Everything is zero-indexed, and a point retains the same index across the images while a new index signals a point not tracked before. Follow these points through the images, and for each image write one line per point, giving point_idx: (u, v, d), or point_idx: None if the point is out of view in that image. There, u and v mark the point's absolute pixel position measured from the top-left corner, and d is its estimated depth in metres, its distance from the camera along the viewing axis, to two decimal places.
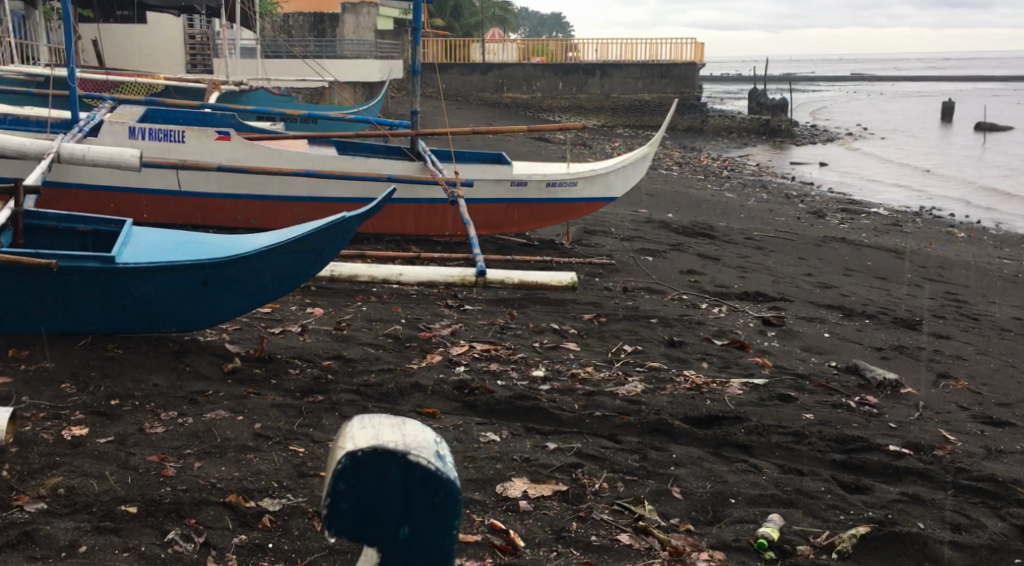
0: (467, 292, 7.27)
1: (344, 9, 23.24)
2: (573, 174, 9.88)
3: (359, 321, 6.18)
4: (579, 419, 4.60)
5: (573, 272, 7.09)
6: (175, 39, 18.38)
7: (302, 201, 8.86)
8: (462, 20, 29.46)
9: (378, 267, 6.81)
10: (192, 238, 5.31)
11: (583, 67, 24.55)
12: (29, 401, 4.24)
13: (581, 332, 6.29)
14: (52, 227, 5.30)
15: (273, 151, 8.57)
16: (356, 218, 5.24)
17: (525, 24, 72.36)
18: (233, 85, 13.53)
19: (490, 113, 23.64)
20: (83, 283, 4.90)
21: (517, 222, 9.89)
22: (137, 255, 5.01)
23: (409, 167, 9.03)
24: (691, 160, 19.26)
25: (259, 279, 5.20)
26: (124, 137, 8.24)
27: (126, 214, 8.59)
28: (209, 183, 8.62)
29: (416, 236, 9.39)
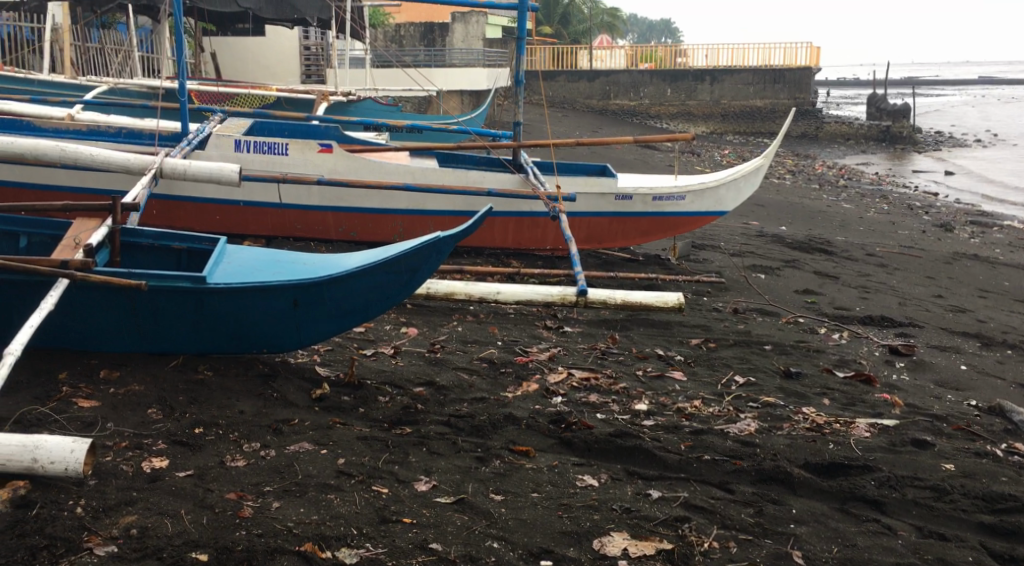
0: (568, 312, 6.95)
1: (453, 19, 23.29)
2: (682, 188, 9.45)
3: (454, 343, 5.92)
4: (686, 462, 4.24)
5: (680, 293, 6.67)
6: (289, 52, 18.76)
7: (402, 213, 8.71)
8: (571, 27, 29.26)
9: (474, 285, 6.57)
10: (284, 256, 5.11)
11: (693, 72, 24.01)
12: (113, 429, 4.11)
13: (688, 360, 5.89)
14: (150, 245, 5.11)
15: (375, 164, 8.41)
16: (452, 237, 4.97)
17: (633, 29, 71.68)
18: (341, 95, 13.59)
19: (597, 121, 23.33)
20: (175, 304, 4.73)
21: (621, 236, 9.51)
22: (228, 273, 4.83)
23: (510, 180, 8.75)
24: (805, 169, 18.47)
25: (351, 300, 4.98)
26: (229, 150, 8.20)
27: (229, 226, 8.59)
28: (311, 196, 8.53)
29: (516, 249, 9.12)
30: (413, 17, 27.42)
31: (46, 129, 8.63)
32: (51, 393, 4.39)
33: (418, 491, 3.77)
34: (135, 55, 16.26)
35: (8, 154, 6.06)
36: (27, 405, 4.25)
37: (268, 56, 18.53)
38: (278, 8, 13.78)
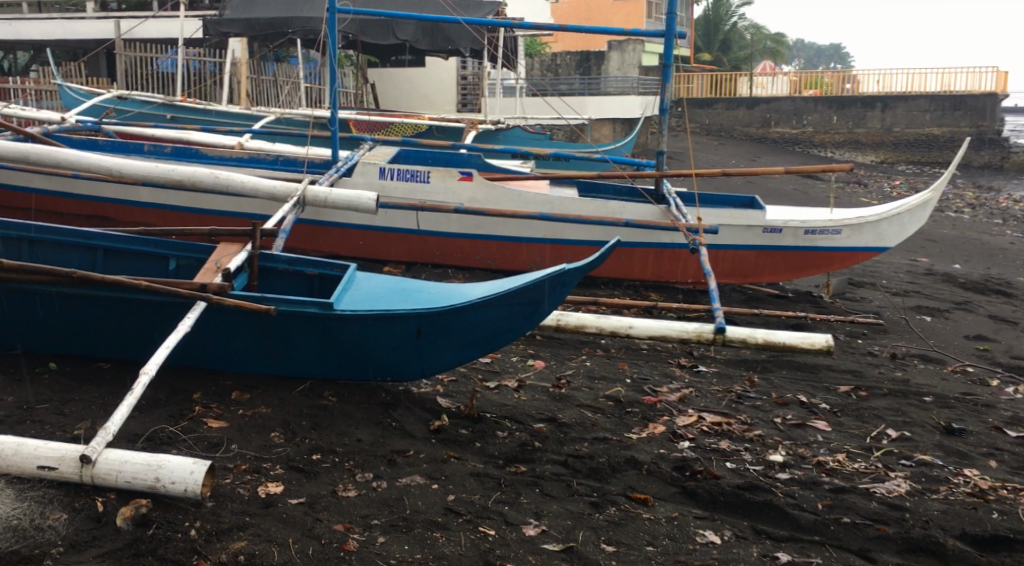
0: (706, 350, 6.65)
1: (610, 47, 23.21)
2: (837, 221, 8.95)
3: (581, 379, 5.76)
4: (822, 524, 3.97)
5: (829, 335, 6.26)
6: (447, 81, 19.15)
7: (539, 242, 8.66)
8: (731, 54, 28.65)
9: (607, 319, 6.40)
10: (411, 284, 5.11)
11: (862, 99, 22.86)
12: (236, 451, 4.13)
13: (832, 408, 5.50)
14: (284, 271, 5.14)
15: (514, 192, 8.40)
16: (578, 270, 4.85)
17: (799, 55, 69.45)
18: (490, 123, 13.72)
19: (756, 149, 22.65)
20: (303, 328, 4.78)
21: (767, 271, 9.09)
22: (355, 300, 4.87)
23: (649, 211, 8.56)
24: (984, 202, 17.19)
25: (475, 331, 4.93)
26: (374, 177, 8.39)
27: (372, 252, 8.74)
28: (450, 224, 8.60)
29: (656, 281, 8.90)
30: (569, 46, 27.51)
31: (208, 156, 9.04)
32: (184, 411, 4.43)
33: (526, 535, 3.67)
34: (302, 86, 16.99)
35: (165, 179, 6.34)
36: (159, 422, 4.30)
37: (426, 85, 18.99)
38: (432, 39, 13.99)
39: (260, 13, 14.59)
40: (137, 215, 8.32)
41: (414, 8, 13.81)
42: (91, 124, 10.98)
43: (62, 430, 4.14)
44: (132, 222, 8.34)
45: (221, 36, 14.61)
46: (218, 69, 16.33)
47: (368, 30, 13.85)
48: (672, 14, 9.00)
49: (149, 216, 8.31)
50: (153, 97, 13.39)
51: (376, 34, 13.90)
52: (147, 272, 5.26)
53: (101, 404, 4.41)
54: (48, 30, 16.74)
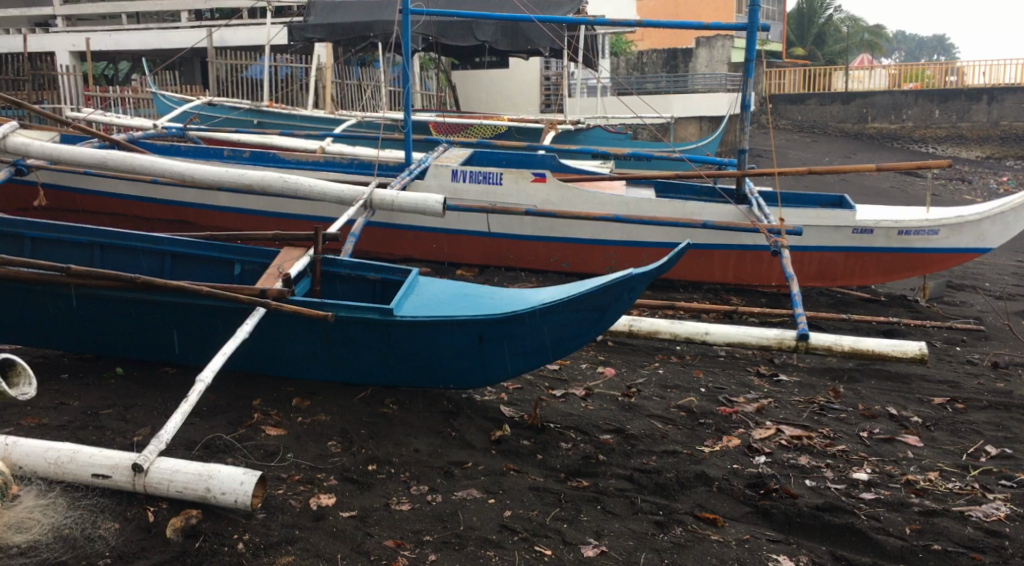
0: (789, 357, 6.35)
1: (698, 43, 22.72)
2: (934, 221, 8.56)
3: (652, 388, 5.53)
4: (909, 551, 3.69)
5: (922, 343, 5.91)
6: (530, 81, 18.90)
7: (615, 244, 8.48)
8: (826, 47, 27.77)
9: (681, 325, 6.17)
10: (473, 290, 4.97)
11: (966, 91, 21.83)
12: (291, 460, 4.05)
13: (925, 422, 5.16)
14: (347, 276, 5.06)
15: (588, 194, 8.21)
16: (645, 275, 4.64)
17: (898, 48, 66.90)
18: (570, 124, 13.57)
19: (851, 146, 21.89)
20: (363, 334, 4.67)
21: (857, 274, 8.74)
22: (416, 306, 4.74)
23: (729, 212, 8.26)
24: None
25: (538, 338, 4.76)
26: (446, 180, 8.32)
27: (445, 255, 8.70)
28: (523, 227, 8.47)
29: (737, 285, 8.63)
30: (655, 44, 27.01)
31: (286, 160, 9.03)
32: (243, 418, 4.36)
33: (584, 556, 3.52)
34: (386, 89, 17.07)
35: (236, 184, 6.34)
36: (218, 429, 4.25)
37: (510, 87, 18.87)
38: (512, 38, 13.88)
39: (343, 17, 14.69)
40: (217, 218, 8.41)
41: (491, 9, 13.71)
42: (177, 131, 11.14)
43: (122, 436, 4.11)
44: (212, 225, 8.44)
45: (305, 41, 14.83)
46: (305, 74, 16.54)
47: (447, 31, 13.85)
48: (755, 7, 8.66)
49: (228, 220, 8.40)
50: (240, 103, 13.64)
51: (455, 35, 13.87)
52: (213, 277, 5.22)
53: (162, 409, 4.39)
54: (144, 38, 17.22)
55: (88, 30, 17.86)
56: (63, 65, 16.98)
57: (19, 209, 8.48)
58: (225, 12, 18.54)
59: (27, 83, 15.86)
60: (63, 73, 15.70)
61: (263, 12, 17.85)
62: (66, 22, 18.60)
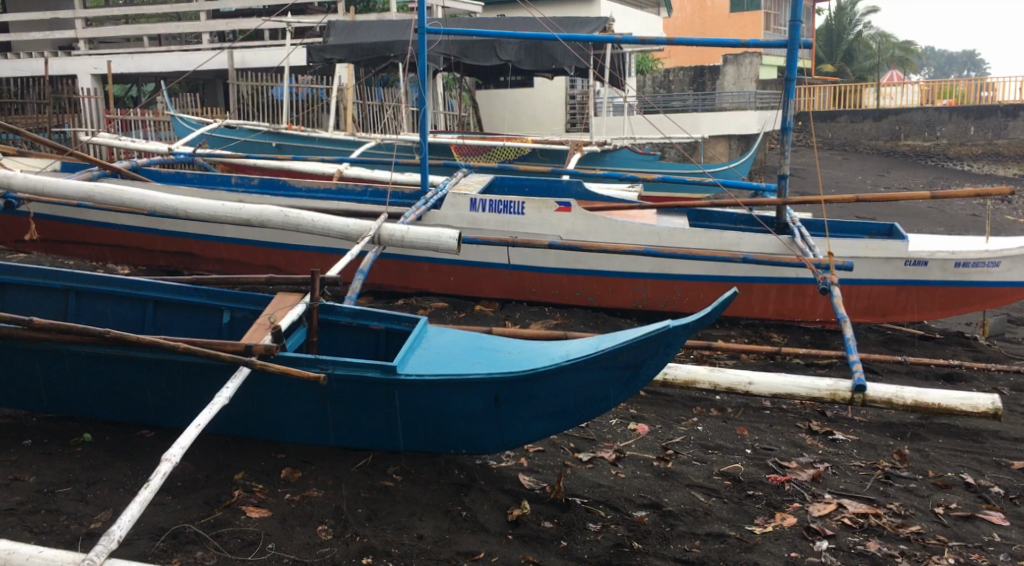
0: (842, 409, 5.72)
1: (725, 61, 22.08)
2: (994, 252, 7.92)
3: (691, 448, 4.90)
4: None
5: (996, 396, 5.27)
6: (556, 101, 18.31)
7: (646, 277, 7.88)
8: (856, 64, 27.10)
9: (722, 374, 5.54)
10: (486, 342, 4.38)
11: (1002, 108, 21.09)
12: (273, 552, 3.59)
13: (1007, 493, 4.56)
14: (347, 325, 4.46)
15: (617, 223, 7.62)
16: (685, 328, 4.04)
17: (928, 61, 65.80)
18: (596, 145, 12.97)
19: (885, 164, 21.21)
20: (362, 394, 4.08)
21: (910, 310, 8.12)
22: (423, 362, 4.15)
23: (771, 243, 7.62)
24: None
25: (562, 398, 4.16)
26: (465, 210, 7.79)
27: (464, 289, 8.14)
28: (547, 259, 7.90)
29: (778, 320, 7.97)
30: (683, 62, 26.40)
31: (297, 187, 8.43)
32: (221, 497, 3.88)
33: None
34: (408, 110, 16.58)
35: (233, 219, 5.77)
36: (190, 513, 3.76)
37: (536, 106, 18.35)
38: (536, 57, 13.32)
39: (364, 37, 14.22)
40: (222, 251, 7.86)
41: (515, 28, 13.21)
42: (185, 156, 10.59)
43: (79, 523, 3.62)
44: (217, 258, 7.89)
45: (324, 62, 14.37)
46: (327, 95, 16.13)
47: (469, 51, 13.31)
48: (797, 22, 8.04)
49: (234, 252, 7.83)
50: (259, 125, 13.19)
51: (476, 55, 13.34)
52: (201, 326, 4.62)
53: (131, 484, 3.88)
54: (165, 61, 16.81)
55: (108, 52, 17.51)
56: (83, 88, 16.59)
57: (15, 242, 8.04)
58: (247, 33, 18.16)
59: (47, 106, 15.48)
60: (85, 96, 15.33)
61: (285, 31, 17.45)
62: (86, 45, 18.27)
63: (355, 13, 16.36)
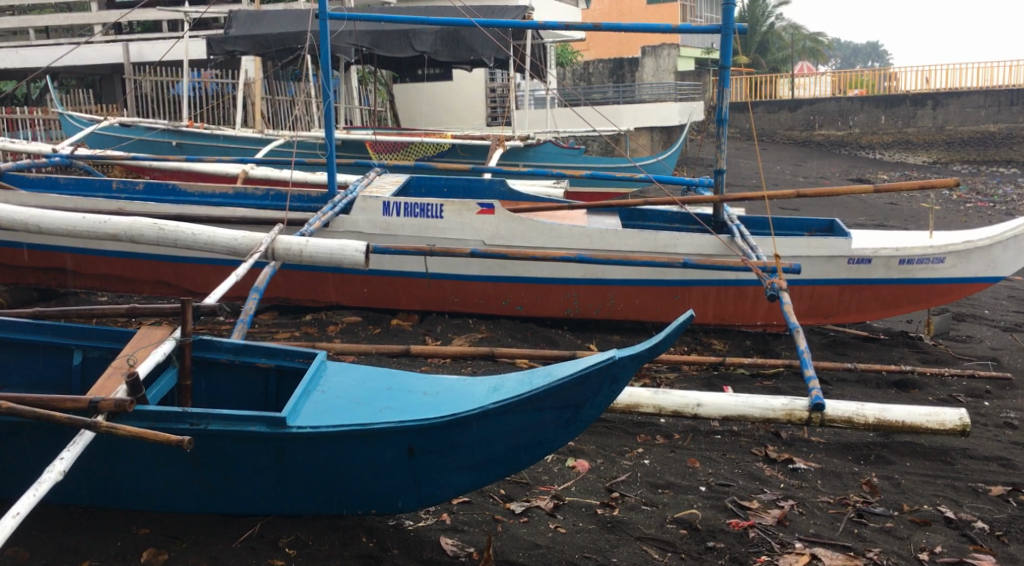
0: (798, 430, 5.19)
1: (644, 52, 21.73)
2: (939, 248, 7.51)
3: (639, 488, 4.30)
4: None
5: (966, 413, 4.80)
6: (476, 94, 17.72)
7: (577, 283, 7.26)
8: (769, 55, 27.11)
9: (668, 396, 4.94)
10: (395, 380, 3.66)
11: (911, 97, 22.07)
12: None
13: (992, 529, 4.06)
14: (228, 363, 3.69)
15: (543, 226, 7.00)
16: (633, 359, 3.41)
17: (836, 51, 67.28)
18: (519, 139, 12.35)
19: (805, 156, 21.21)
20: (246, 452, 3.34)
21: (853, 310, 7.69)
22: (319, 410, 3.41)
23: (710, 244, 7.06)
24: None
25: (490, 446, 3.49)
26: (378, 214, 7.06)
27: (379, 301, 7.42)
28: (470, 266, 7.23)
29: (717, 325, 7.44)
30: (603, 53, 25.96)
31: (189, 192, 7.52)
32: None
33: None
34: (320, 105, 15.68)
35: (97, 233, 4.89)
36: None
37: (454, 99, 17.63)
38: (454, 48, 12.61)
39: (268, 28, 13.28)
40: (101, 266, 6.95)
41: (430, 15, 12.42)
42: (61, 157, 9.50)
43: None
44: (96, 273, 6.97)
45: (226, 54, 13.34)
46: (233, 90, 15.10)
47: (383, 42, 12.54)
48: (730, 5, 7.47)
49: (115, 266, 6.92)
50: (156, 123, 12.11)
51: (391, 46, 12.59)
52: (49, 369, 3.80)
53: None
54: (54, 54, 15.52)
55: None
56: None
57: None
58: (146, 25, 16.98)
59: None
60: None
61: (184, 23, 16.32)
62: None
63: (258, 4, 15.39)
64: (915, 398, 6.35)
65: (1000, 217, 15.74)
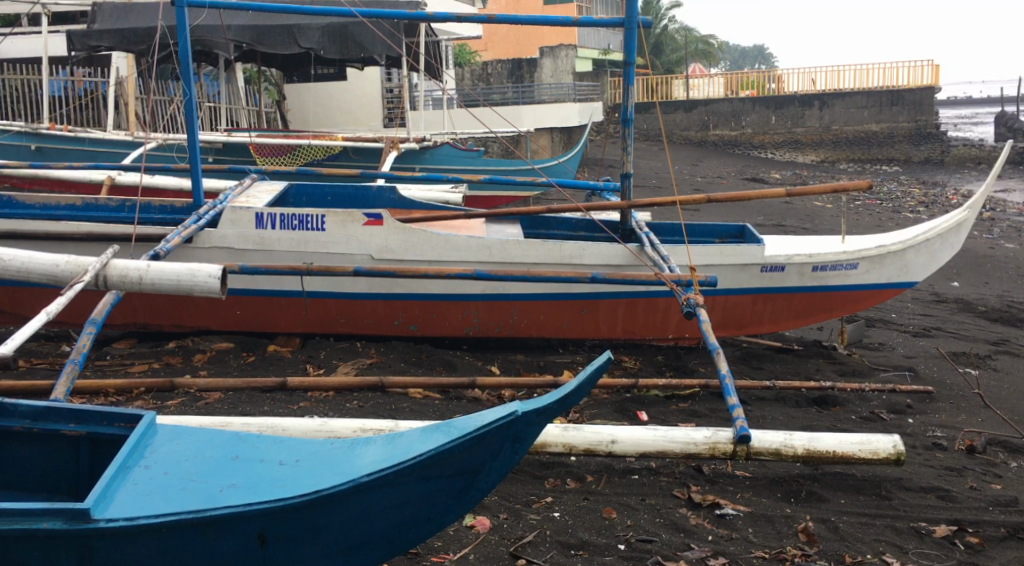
0: (723, 465, 4.66)
1: (542, 53, 21.38)
2: (853, 253, 7.14)
3: (547, 552, 3.73)
4: None
5: (900, 442, 4.36)
6: (372, 93, 16.94)
7: (476, 298, 6.63)
8: (663, 57, 27.25)
9: (577, 434, 4.36)
10: (247, 447, 3.01)
11: (799, 98, 23.06)
12: None
13: None
14: (23, 432, 3.03)
15: (436, 237, 6.33)
16: (539, 415, 2.83)
17: (725, 54, 69.18)
18: (413, 141, 11.68)
19: (701, 156, 21.25)
20: (41, 552, 2.67)
21: (767, 320, 7.26)
22: (140, 495, 2.75)
23: (618, 254, 6.51)
24: (936, 197, 17.58)
25: (364, 524, 2.86)
26: (249, 226, 6.27)
27: (255, 325, 6.63)
28: (356, 283, 6.51)
29: (627, 341, 6.91)
30: (501, 54, 25.44)
31: (28, 204, 6.56)
32: None
33: None
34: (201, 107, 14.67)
35: None
36: None
37: (348, 99, 16.77)
38: (341, 45, 11.74)
39: (135, 22, 12.19)
40: None
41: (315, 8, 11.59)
42: None
43: None
44: None
45: (90, 50, 12.22)
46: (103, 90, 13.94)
47: (266, 37, 11.59)
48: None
49: None
50: (11, 124, 10.76)
51: (274, 41, 11.65)
52: None
53: None
54: None
55: None
56: None
57: None
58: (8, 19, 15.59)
59: None
60: None
61: (49, 19, 15.01)
62: None
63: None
64: (838, 417, 5.90)
65: (890, 214, 15.82)
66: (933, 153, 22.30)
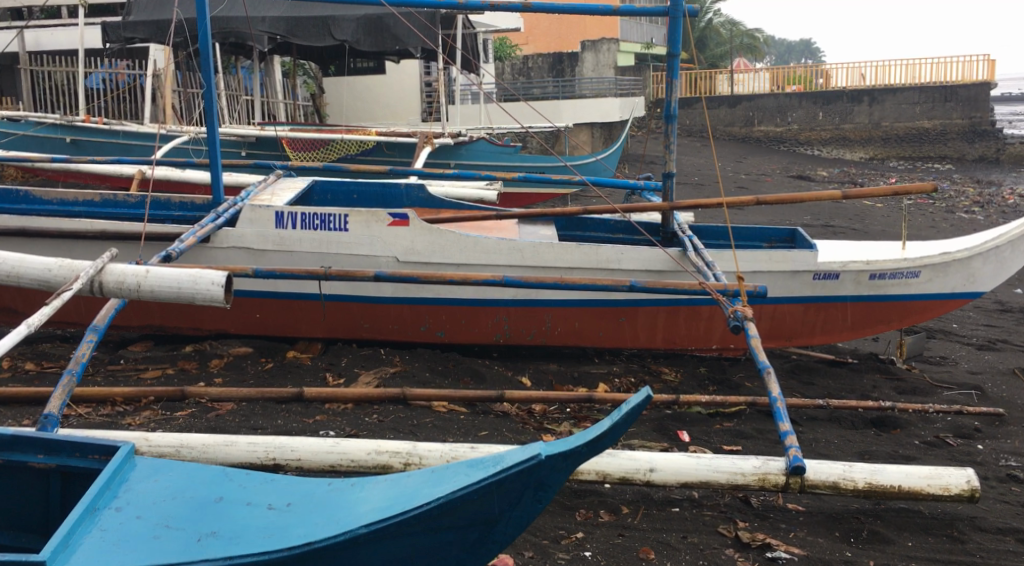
0: (775, 498, 4.22)
1: (584, 47, 21.00)
2: (914, 260, 6.62)
3: None
4: None
5: (975, 478, 3.90)
6: (412, 87, 16.63)
7: (507, 305, 6.23)
8: (707, 51, 26.63)
9: (612, 462, 3.94)
10: (232, 488, 2.71)
11: (849, 93, 22.26)
12: None
13: None
14: None
15: (465, 238, 5.94)
16: (565, 459, 2.48)
17: (770, 49, 68.07)
18: (448, 136, 11.33)
19: (745, 152, 20.71)
20: None
21: (818, 330, 6.77)
22: (107, 544, 2.45)
23: (660, 259, 6.07)
24: (993, 197, 16.82)
25: None
26: (269, 226, 5.93)
27: (274, 329, 6.30)
28: (380, 287, 6.16)
29: (668, 351, 6.47)
30: (542, 48, 25.01)
31: (45, 200, 6.26)
32: None
33: None
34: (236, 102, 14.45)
35: None
36: None
37: (386, 92, 16.48)
38: (376, 36, 11.38)
39: (169, 12, 11.95)
40: None
41: None
42: None
43: None
44: None
45: (124, 41, 12.00)
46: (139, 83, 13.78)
47: (299, 30, 11.21)
48: None
49: None
50: (46, 116, 10.43)
51: (309, 34, 11.29)
52: None
53: None
54: None
55: None
56: None
57: None
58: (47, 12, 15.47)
59: None
60: None
61: (86, 11, 14.85)
62: None
63: None
64: (899, 440, 5.43)
65: (943, 214, 15.14)
66: (987, 151, 21.33)
